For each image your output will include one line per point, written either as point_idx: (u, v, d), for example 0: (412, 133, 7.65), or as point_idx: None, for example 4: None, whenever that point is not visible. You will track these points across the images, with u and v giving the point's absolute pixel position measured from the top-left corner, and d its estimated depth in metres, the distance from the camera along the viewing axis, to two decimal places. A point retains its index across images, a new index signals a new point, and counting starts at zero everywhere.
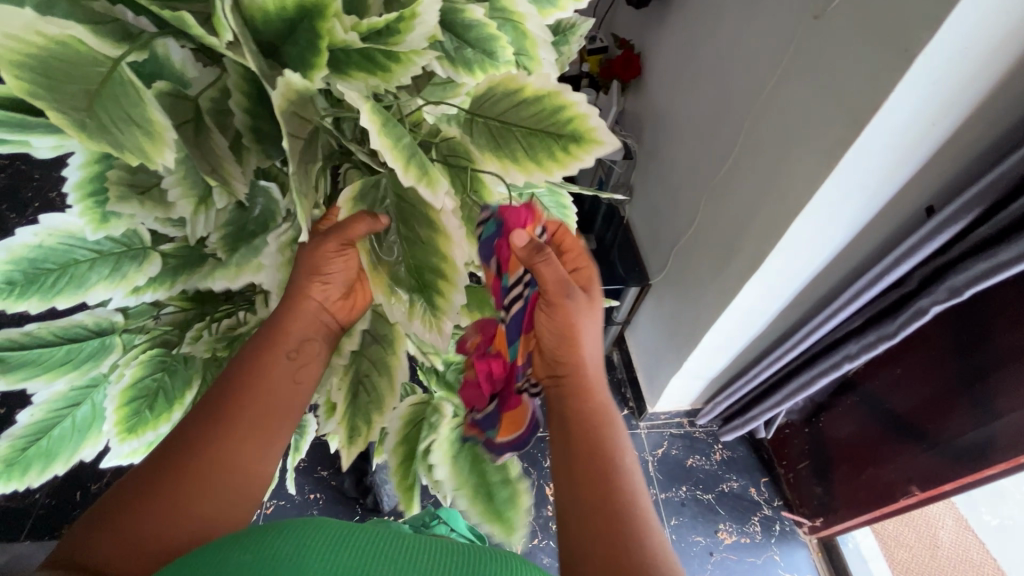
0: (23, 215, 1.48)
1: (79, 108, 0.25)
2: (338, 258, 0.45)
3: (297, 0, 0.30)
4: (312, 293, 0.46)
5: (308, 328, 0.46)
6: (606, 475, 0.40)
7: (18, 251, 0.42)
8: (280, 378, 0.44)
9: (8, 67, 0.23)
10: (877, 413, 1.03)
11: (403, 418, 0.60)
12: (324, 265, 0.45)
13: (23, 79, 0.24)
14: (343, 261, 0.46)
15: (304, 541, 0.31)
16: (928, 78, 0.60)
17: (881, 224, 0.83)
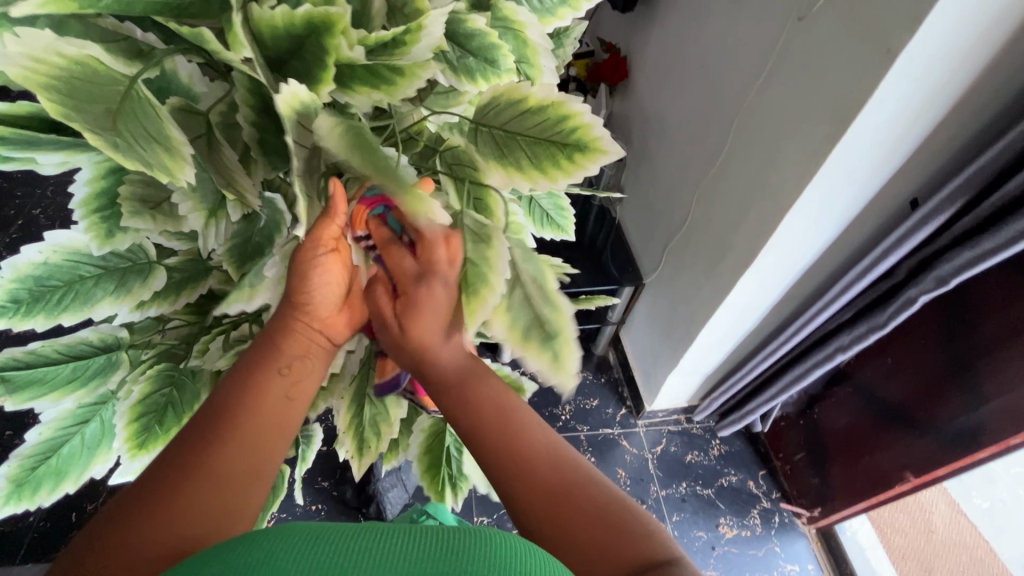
0: (6, 234, 1.46)
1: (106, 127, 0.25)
2: (322, 271, 0.43)
3: (307, 15, 0.31)
4: (297, 310, 0.44)
5: (300, 345, 0.44)
6: (522, 456, 0.42)
7: (24, 268, 0.41)
8: (276, 388, 0.42)
9: (40, 90, 0.24)
10: (870, 403, 1.06)
11: (425, 429, 0.61)
12: (308, 281, 0.43)
13: (53, 100, 0.25)
14: (327, 274, 0.44)
15: (276, 547, 0.28)
16: (908, 76, 0.63)
17: (869, 218, 0.85)
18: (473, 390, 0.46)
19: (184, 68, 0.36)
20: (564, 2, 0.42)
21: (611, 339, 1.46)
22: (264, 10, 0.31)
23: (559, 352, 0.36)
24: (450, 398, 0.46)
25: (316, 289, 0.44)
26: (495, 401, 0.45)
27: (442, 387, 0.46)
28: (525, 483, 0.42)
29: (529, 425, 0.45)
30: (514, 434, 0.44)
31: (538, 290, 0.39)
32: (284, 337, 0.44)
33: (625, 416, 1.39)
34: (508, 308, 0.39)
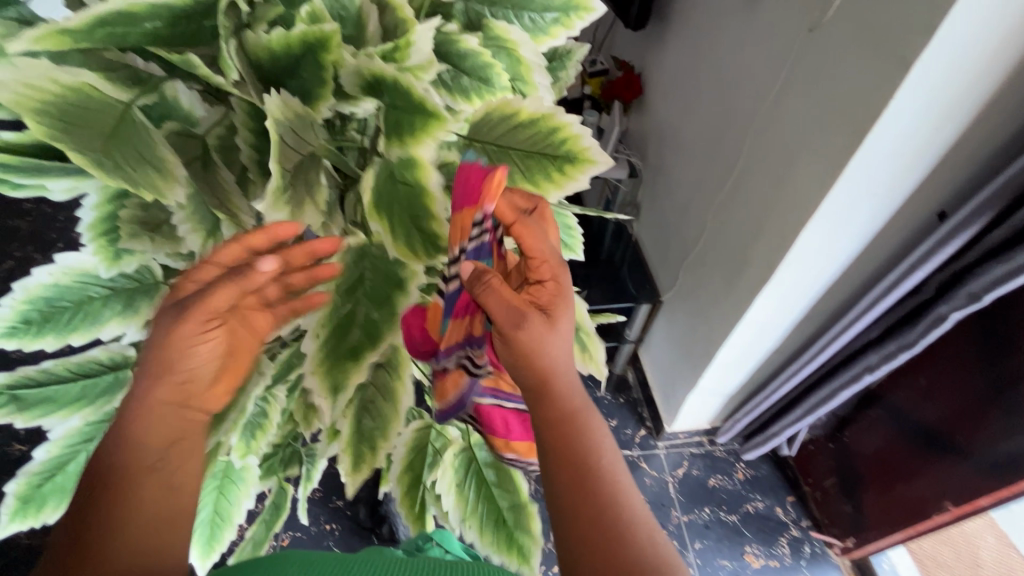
0: (47, 255, 1.55)
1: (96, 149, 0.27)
2: (199, 336, 0.37)
3: (300, 36, 0.31)
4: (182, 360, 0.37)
5: (177, 423, 0.37)
6: (598, 513, 0.38)
7: (34, 290, 0.43)
8: (170, 423, 0.37)
9: (30, 115, 0.25)
10: (903, 426, 1.00)
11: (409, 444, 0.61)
12: (182, 346, 0.37)
13: (44, 125, 0.26)
14: (206, 337, 0.38)
15: None
16: (928, 82, 0.61)
17: (894, 231, 0.82)
18: (577, 429, 0.42)
19: (184, 94, 0.37)
20: (559, 20, 0.42)
21: (630, 358, 1.43)
22: (260, 35, 0.32)
23: (588, 343, 0.53)
24: (552, 437, 0.41)
25: (193, 359, 0.37)
26: (592, 446, 0.41)
27: (548, 416, 0.42)
28: (599, 552, 0.37)
29: (616, 480, 0.40)
30: (597, 485, 0.39)
31: None
32: (170, 390, 0.37)
33: (645, 437, 1.35)
34: None
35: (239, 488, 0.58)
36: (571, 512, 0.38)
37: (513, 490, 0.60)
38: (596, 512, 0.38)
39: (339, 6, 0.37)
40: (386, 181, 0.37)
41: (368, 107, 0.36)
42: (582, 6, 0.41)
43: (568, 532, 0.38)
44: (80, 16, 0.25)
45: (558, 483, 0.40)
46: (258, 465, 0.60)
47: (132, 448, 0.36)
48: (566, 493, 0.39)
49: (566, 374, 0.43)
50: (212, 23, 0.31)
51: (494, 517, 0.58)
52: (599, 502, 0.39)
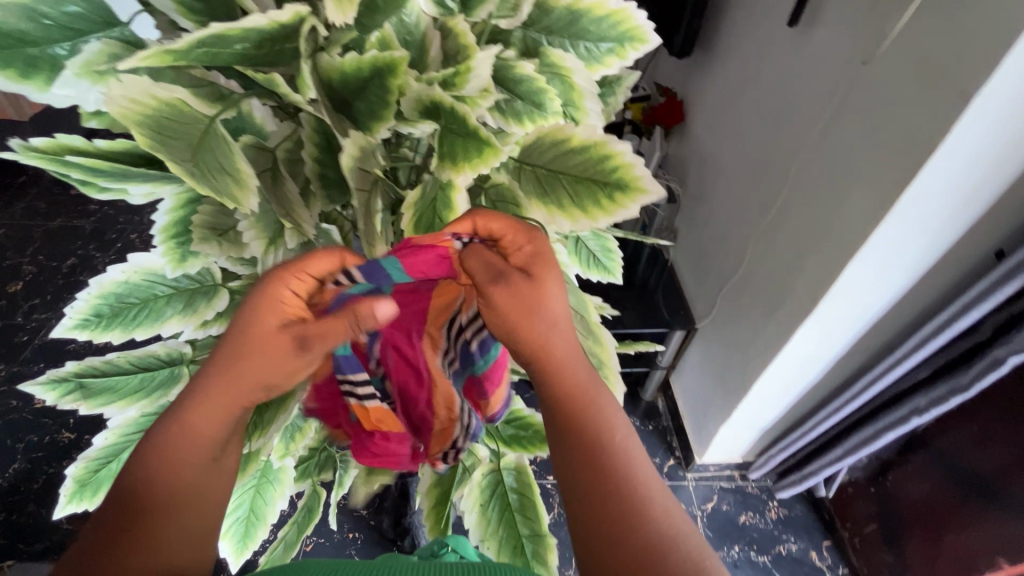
0: (107, 254, 1.64)
1: (185, 158, 0.30)
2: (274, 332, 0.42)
3: (371, 61, 0.33)
4: (251, 370, 0.41)
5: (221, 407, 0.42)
6: (604, 480, 0.42)
7: (108, 286, 0.46)
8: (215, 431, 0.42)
9: (133, 126, 0.29)
10: (952, 475, 0.95)
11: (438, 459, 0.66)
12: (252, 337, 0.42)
13: (144, 135, 0.29)
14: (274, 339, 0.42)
15: None
16: (986, 119, 0.59)
17: (947, 269, 0.79)
18: (584, 399, 0.45)
19: (258, 110, 0.40)
20: (613, 50, 0.43)
21: (661, 385, 1.40)
22: (333, 59, 0.34)
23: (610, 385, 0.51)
24: (559, 411, 0.45)
25: (278, 365, 0.42)
26: (599, 417, 0.44)
27: (555, 390, 0.45)
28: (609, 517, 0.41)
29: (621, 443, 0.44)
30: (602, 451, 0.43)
31: (582, 321, 0.51)
32: (240, 399, 0.42)
33: (673, 467, 1.32)
34: None
35: (274, 489, 0.60)
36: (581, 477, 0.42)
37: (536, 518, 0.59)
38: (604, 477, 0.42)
39: (406, 32, 0.39)
40: (428, 208, 0.40)
41: (426, 130, 0.38)
42: (637, 37, 0.42)
43: (581, 497, 0.42)
44: (184, 40, 0.27)
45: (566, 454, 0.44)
46: (294, 466, 0.62)
47: (157, 465, 0.40)
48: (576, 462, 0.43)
49: (561, 346, 0.44)
50: (293, 46, 0.33)
51: (513, 544, 0.58)
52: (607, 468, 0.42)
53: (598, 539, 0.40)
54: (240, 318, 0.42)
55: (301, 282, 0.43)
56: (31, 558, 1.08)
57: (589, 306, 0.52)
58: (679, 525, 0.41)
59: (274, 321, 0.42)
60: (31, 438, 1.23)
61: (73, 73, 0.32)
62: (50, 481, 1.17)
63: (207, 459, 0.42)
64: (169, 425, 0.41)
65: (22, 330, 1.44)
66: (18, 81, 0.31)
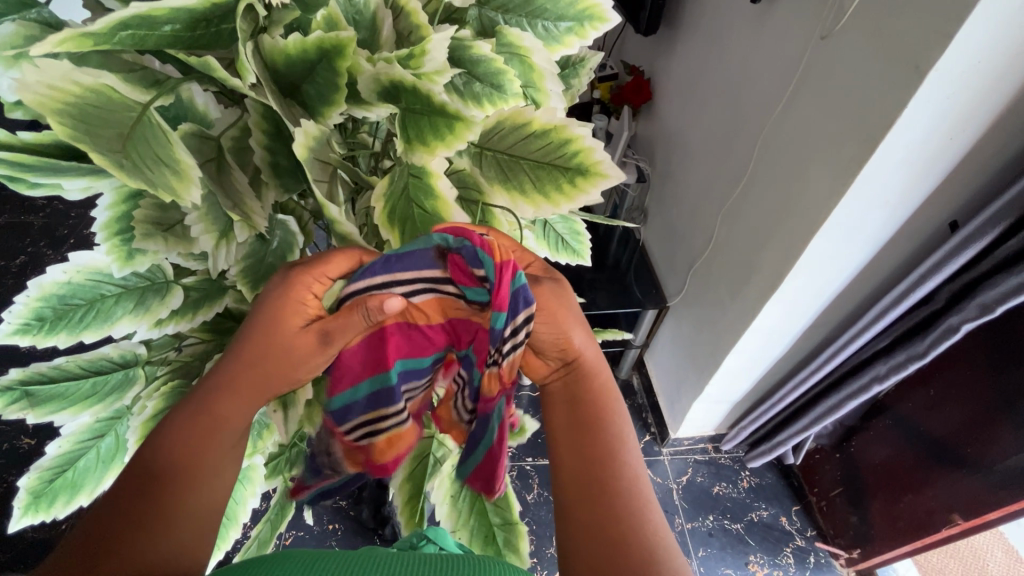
0: (59, 251, 1.57)
1: (112, 148, 0.28)
2: (296, 331, 0.43)
3: (316, 41, 0.31)
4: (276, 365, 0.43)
5: (238, 401, 0.43)
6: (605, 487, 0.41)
7: (48, 287, 0.43)
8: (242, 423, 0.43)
9: (52, 114, 0.26)
10: (911, 437, 0.99)
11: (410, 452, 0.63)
12: (274, 332, 0.42)
13: (64, 124, 0.27)
14: (300, 337, 0.43)
15: None
16: (942, 92, 0.60)
17: (905, 240, 0.81)
18: (598, 409, 0.44)
19: (199, 96, 0.38)
20: (572, 29, 0.42)
21: (635, 363, 1.43)
22: (276, 41, 0.32)
23: None
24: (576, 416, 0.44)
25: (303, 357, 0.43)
26: (613, 428, 0.44)
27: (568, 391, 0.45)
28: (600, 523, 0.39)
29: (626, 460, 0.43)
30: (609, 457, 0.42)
31: None
32: (267, 390, 0.44)
33: (649, 443, 1.35)
34: None
35: (245, 488, 0.58)
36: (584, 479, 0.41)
37: (505, 506, 0.59)
38: (607, 480, 0.41)
39: (354, 11, 0.37)
40: (402, 200, 0.38)
41: (382, 114, 0.36)
42: (596, 16, 0.41)
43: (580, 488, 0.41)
44: (101, 21, 0.25)
45: (569, 449, 0.43)
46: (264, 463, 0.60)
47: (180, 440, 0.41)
48: (577, 459, 0.42)
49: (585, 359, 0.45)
50: (231, 27, 0.31)
51: (485, 532, 0.58)
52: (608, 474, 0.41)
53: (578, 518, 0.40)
54: (260, 322, 0.42)
55: (320, 283, 0.43)
56: None
57: None
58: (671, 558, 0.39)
59: (297, 324, 0.43)
60: None
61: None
62: (13, 489, 1.14)
63: (226, 451, 0.43)
64: (197, 405, 0.42)
65: None
66: None
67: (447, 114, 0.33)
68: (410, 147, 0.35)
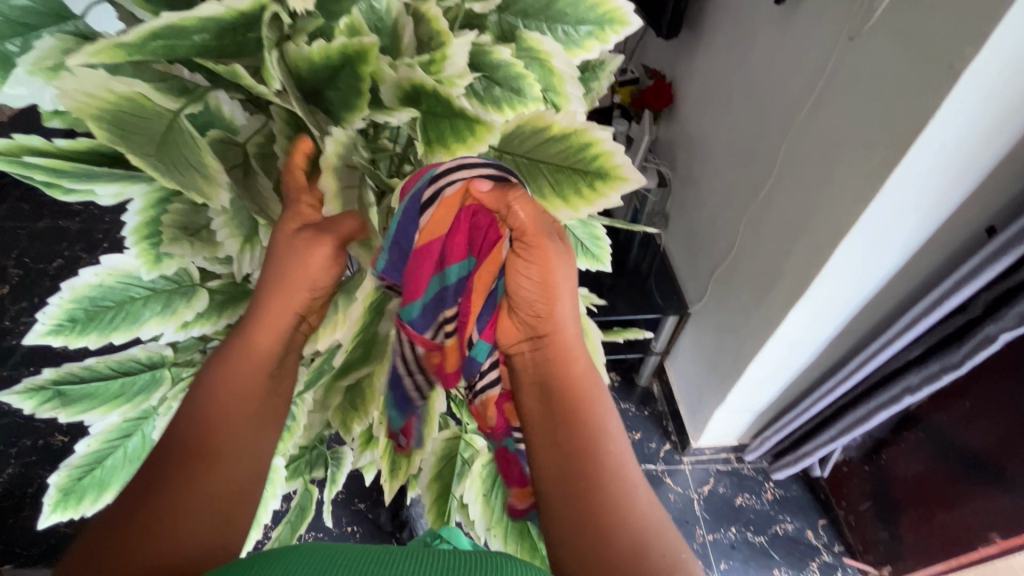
0: (93, 254, 1.62)
1: (148, 152, 0.29)
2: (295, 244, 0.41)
3: (340, 48, 0.32)
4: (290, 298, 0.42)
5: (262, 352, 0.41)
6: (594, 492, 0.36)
7: (80, 290, 0.44)
8: (269, 415, 0.41)
9: (90, 121, 0.28)
10: (944, 451, 0.95)
11: (438, 452, 0.62)
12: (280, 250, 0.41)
13: (99, 129, 0.28)
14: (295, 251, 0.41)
15: None
16: (978, 94, 0.58)
17: (938, 247, 0.79)
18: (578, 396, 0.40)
19: (226, 104, 0.38)
20: (593, 33, 0.41)
21: (656, 370, 1.41)
22: (299, 48, 0.33)
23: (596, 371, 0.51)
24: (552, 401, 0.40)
25: (313, 273, 0.41)
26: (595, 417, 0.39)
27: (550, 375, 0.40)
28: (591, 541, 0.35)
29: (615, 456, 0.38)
30: (593, 451, 0.38)
31: None
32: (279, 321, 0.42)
33: (669, 451, 1.33)
34: None
35: (265, 489, 0.58)
36: (566, 482, 0.37)
37: None
38: (588, 463, 0.37)
39: (376, 17, 0.37)
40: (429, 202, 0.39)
41: (403, 118, 0.35)
42: (618, 19, 0.40)
43: (560, 476, 0.37)
44: (135, 30, 0.25)
45: (542, 434, 0.39)
46: (285, 465, 0.60)
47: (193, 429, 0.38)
48: (552, 446, 0.38)
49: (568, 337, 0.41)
50: (257, 35, 0.31)
51: (521, 529, 0.58)
52: (595, 474, 0.37)
53: (559, 502, 0.37)
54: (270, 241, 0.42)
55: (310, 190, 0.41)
56: (29, 561, 1.08)
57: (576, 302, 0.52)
58: (663, 537, 0.36)
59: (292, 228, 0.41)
60: (24, 442, 1.23)
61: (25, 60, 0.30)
62: (45, 484, 1.18)
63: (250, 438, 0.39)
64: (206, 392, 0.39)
65: (10, 333, 1.43)
66: None
67: (468, 117, 0.34)
68: (429, 148, 0.37)
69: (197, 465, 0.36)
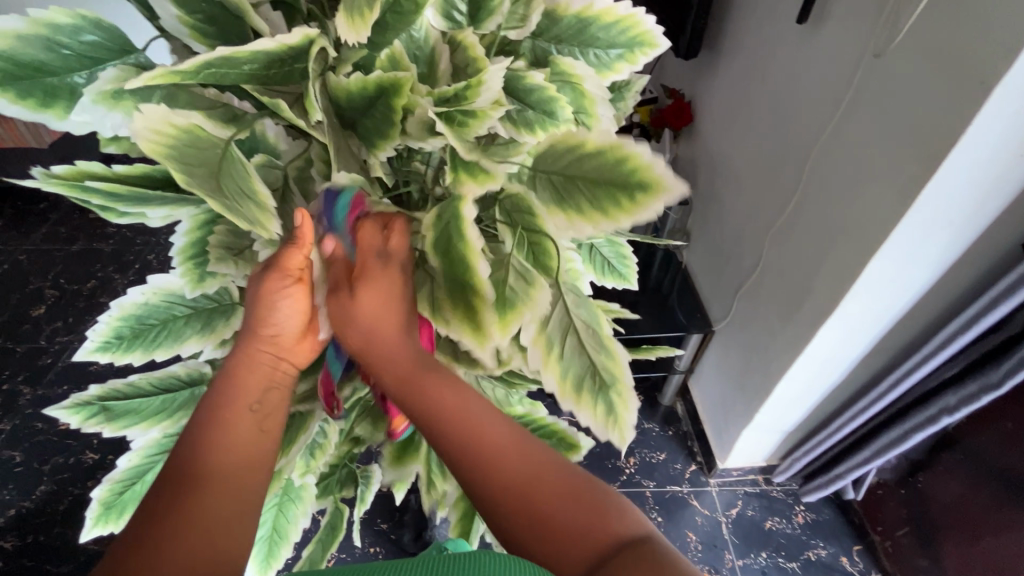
0: (126, 276, 1.67)
1: (206, 180, 0.29)
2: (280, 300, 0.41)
3: (377, 81, 0.33)
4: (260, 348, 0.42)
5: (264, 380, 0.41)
6: (511, 486, 0.37)
7: (128, 308, 0.46)
8: (265, 450, 0.39)
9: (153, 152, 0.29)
10: (986, 474, 0.92)
11: None
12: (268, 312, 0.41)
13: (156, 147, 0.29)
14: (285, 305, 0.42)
15: None
16: (1009, 108, 0.58)
17: (972, 263, 0.77)
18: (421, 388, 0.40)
19: (271, 130, 0.40)
20: (623, 56, 0.43)
21: (679, 389, 1.39)
22: (341, 79, 0.34)
23: (618, 405, 0.39)
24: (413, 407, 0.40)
25: (278, 323, 0.42)
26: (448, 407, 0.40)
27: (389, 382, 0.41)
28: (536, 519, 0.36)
29: (497, 435, 0.38)
30: (462, 432, 0.39)
31: (592, 336, 0.41)
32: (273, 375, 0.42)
33: (695, 473, 1.30)
34: (560, 352, 0.41)
35: (296, 506, 0.59)
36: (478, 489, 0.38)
37: None
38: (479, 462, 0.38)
39: (415, 46, 0.38)
40: (443, 234, 0.37)
41: (436, 145, 0.36)
42: (646, 42, 0.42)
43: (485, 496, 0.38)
44: (190, 61, 0.27)
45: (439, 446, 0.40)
46: (316, 483, 0.61)
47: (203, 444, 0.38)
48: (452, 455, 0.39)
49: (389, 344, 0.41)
50: (302, 66, 0.33)
51: None
52: (483, 469, 0.38)
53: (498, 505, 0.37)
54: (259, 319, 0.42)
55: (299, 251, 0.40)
56: None
57: (602, 320, 0.43)
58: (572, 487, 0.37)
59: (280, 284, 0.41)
60: (57, 459, 1.26)
61: (86, 96, 0.31)
62: (76, 500, 1.20)
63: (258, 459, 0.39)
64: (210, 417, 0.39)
65: (46, 353, 1.48)
66: (38, 111, 0.31)
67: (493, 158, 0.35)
68: (457, 178, 0.38)
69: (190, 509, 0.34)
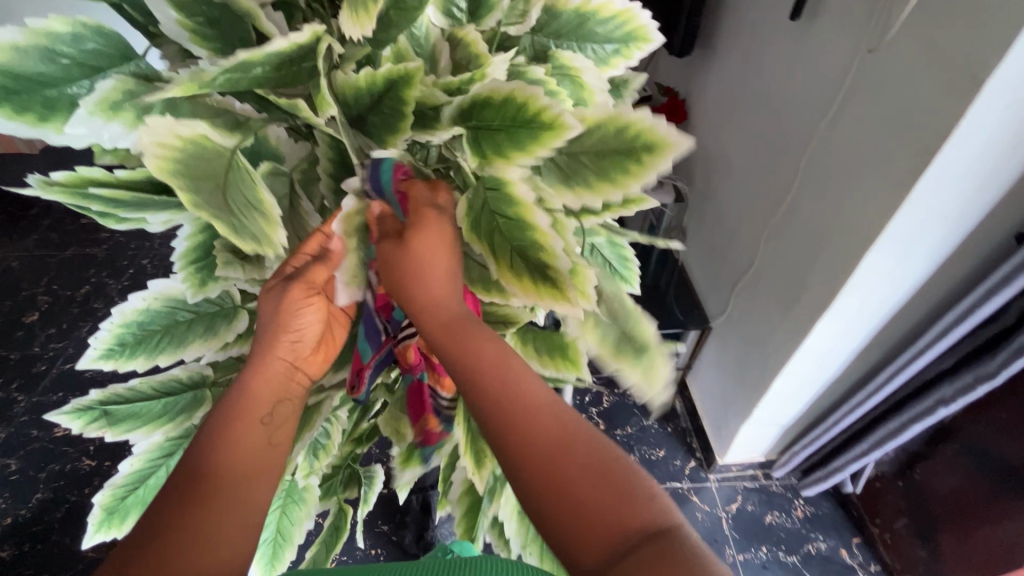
0: (120, 281, 1.65)
1: (212, 198, 0.30)
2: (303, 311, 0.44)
3: (386, 73, 0.33)
4: (279, 352, 0.44)
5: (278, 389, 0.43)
6: (537, 451, 0.38)
7: (129, 315, 0.46)
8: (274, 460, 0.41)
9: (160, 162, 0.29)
10: (983, 465, 0.93)
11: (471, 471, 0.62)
12: (292, 321, 0.44)
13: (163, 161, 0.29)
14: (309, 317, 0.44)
15: None
16: (1002, 102, 0.59)
17: (967, 255, 0.78)
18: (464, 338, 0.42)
19: (274, 133, 0.39)
20: (619, 51, 0.43)
21: (678, 386, 1.39)
22: (348, 76, 0.34)
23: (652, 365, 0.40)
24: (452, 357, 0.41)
25: (300, 331, 0.44)
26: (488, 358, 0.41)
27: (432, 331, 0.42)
28: (556, 500, 0.36)
29: (540, 399, 0.40)
30: (497, 382, 0.40)
31: (619, 303, 0.42)
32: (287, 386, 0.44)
33: (695, 469, 1.30)
34: (594, 321, 0.43)
35: (300, 509, 0.59)
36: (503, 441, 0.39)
37: None
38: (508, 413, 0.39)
39: (416, 44, 0.38)
40: (484, 213, 0.37)
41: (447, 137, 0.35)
42: (641, 38, 0.43)
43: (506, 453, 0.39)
44: (213, 67, 0.27)
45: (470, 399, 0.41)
46: (319, 484, 0.61)
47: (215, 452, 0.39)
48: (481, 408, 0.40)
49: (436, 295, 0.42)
50: (310, 65, 0.33)
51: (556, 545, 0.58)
52: (517, 425, 0.39)
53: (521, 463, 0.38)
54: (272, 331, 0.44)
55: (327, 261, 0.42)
56: None
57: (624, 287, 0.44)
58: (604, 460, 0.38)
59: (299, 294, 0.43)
60: (54, 467, 1.25)
61: (87, 113, 0.30)
62: (73, 508, 1.19)
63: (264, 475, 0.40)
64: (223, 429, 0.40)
65: (40, 360, 1.46)
66: (34, 126, 0.31)
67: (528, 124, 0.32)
68: (485, 160, 0.34)
69: (198, 510, 0.36)
